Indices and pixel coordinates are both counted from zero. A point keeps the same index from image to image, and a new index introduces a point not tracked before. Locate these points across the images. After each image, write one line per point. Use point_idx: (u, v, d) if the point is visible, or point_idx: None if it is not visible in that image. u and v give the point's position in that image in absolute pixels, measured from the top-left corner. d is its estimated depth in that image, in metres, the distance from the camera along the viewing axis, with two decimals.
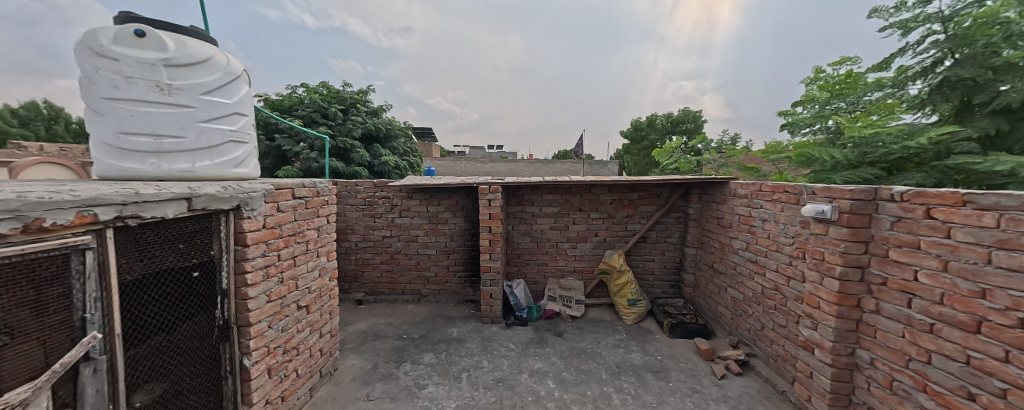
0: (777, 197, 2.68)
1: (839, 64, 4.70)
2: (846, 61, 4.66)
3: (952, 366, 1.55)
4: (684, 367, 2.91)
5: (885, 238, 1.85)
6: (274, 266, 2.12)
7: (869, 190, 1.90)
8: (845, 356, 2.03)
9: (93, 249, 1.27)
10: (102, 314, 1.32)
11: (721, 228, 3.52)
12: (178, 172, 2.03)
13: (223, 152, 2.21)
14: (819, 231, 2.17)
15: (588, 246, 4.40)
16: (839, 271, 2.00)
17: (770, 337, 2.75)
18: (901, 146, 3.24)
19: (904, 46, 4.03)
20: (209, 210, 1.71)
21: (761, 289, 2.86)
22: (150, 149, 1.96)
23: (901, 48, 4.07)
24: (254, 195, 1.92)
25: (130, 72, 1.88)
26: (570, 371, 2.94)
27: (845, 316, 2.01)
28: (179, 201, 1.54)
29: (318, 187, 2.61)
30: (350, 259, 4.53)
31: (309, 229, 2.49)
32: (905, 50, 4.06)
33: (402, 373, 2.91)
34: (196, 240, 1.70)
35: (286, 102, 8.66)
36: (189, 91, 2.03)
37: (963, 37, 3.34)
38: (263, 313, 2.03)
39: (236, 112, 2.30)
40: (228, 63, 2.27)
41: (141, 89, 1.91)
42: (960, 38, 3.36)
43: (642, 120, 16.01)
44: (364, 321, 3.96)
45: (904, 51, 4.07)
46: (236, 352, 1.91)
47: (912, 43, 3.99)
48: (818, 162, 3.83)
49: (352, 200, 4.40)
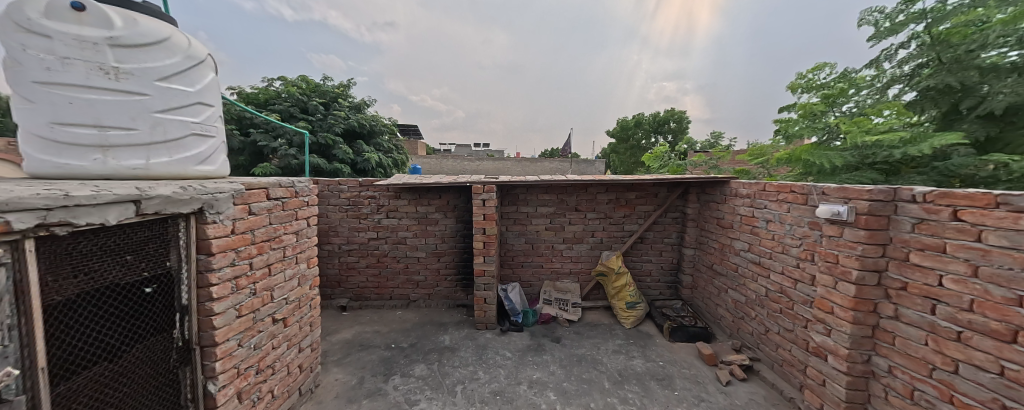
0: (782, 197, 2.61)
1: (816, 69, 4.70)
2: (822, 67, 4.66)
3: (982, 377, 1.51)
4: (688, 374, 2.82)
5: (905, 240, 1.78)
6: (246, 277, 1.87)
7: (888, 191, 1.82)
8: (861, 363, 1.97)
9: (6, 264, 1.00)
10: (20, 345, 1.04)
11: (721, 228, 3.45)
12: (129, 169, 1.76)
13: (183, 146, 1.94)
14: (832, 232, 2.10)
15: (584, 246, 4.28)
16: (856, 275, 1.93)
17: (775, 341, 2.69)
18: (902, 151, 3.20)
19: (890, 49, 4.06)
20: (164, 213, 1.45)
21: (765, 291, 2.79)
22: (93, 142, 1.67)
23: (886, 51, 4.09)
24: (220, 196, 1.67)
25: (66, 52, 1.57)
26: (571, 380, 2.80)
27: (861, 322, 1.94)
28: (124, 205, 1.27)
29: (297, 186, 2.36)
30: (333, 262, 4.25)
31: (287, 233, 2.24)
32: (890, 53, 4.09)
33: (391, 387, 2.69)
34: (149, 249, 1.43)
35: (262, 96, 8.16)
36: (141, 77, 1.76)
37: (950, 40, 3.38)
38: (232, 331, 1.78)
39: (199, 102, 2.04)
40: (190, 46, 2.00)
41: (81, 73, 1.61)
42: (944, 42, 3.40)
43: (630, 119, 16.08)
44: (349, 329, 3.70)
45: (888, 54, 4.10)
46: (199, 376, 1.66)
47: (897, 46, 4.02)
48: (817, 166, 3.82)
49: (335, 200, 4.12)
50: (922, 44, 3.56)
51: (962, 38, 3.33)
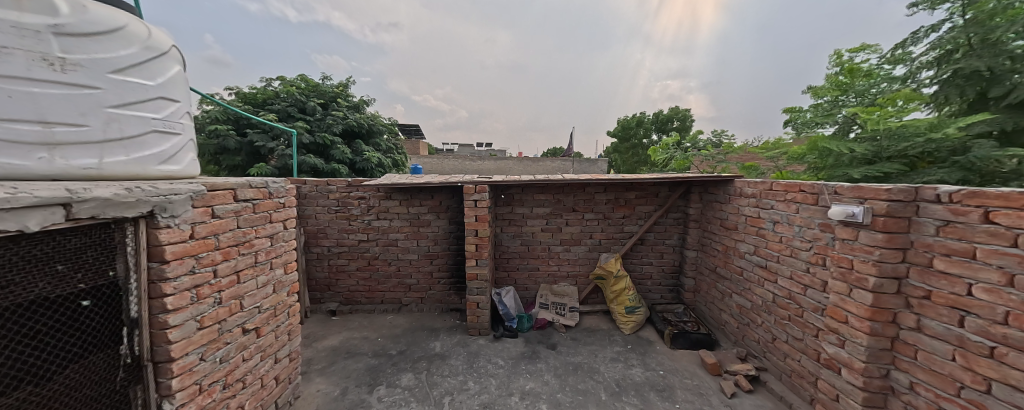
0: (790, 197, 2.44)
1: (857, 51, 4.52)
2: (864, 49, 4.48)
3: (1018, 399, 1.34)
4: (690, 384, 2.65)
5: (928, 245, 1.62)
6: (208, 286, 1.72)
7: (908, 190, 1.66)
8: (878, 378, 1.81)
9: None
10: None
11: (724, 229, 3.28)
12: (79, 169, 1.55)
13: (142, 144, 1.78)
14: (846, 236, 1.93)
15: (582, 248, 4.12)
16: (873, 283, 1.76)
17: (783, 350, 2.52)
18: (926, 139, 3.04)
19: (922, 32, 3.88)
20: (102, 218, 1.30)
21: (772, 297, 2.62)
22: (39, 139, 1.43)
23: (916, 34, 3.92)
24: (175, 198, 1.52)
25: (3, 40, 1.32)
26: (565, 391, 2.65)
27: (879, 333, 1.77)
28: (47, 209, 1.13)
29: (271, 187, 2.22)
30: (322, 265, 4.11)
31: (259, 237, 2.10)
32: (919, 37, 3.92)
33: (375, 399, 2.55)
34: (86, 258, 1.29)
35: (260, 95, 7.98)
36: (94, 69, 1.58)
37: (985, 23, 3.21)
38: (192, 344, 1.64)
39: (161, 97, 1.89)
40: (148, 36, 1.86)
41: (21, 64, 1.37)
42: (979, 23, 3.23)
43: (632, 118, 15.88)
44: (337, 335, 3.56)
45: (918, 37, 3.93)
46: (152, 395, 1.52)
47: (927, 29, 3.84)
48: (834, 156, 3.64)
49: (323, 201, 3.98)
50: (956, 27, 3.40)
51: (1001, 20, 3.14)
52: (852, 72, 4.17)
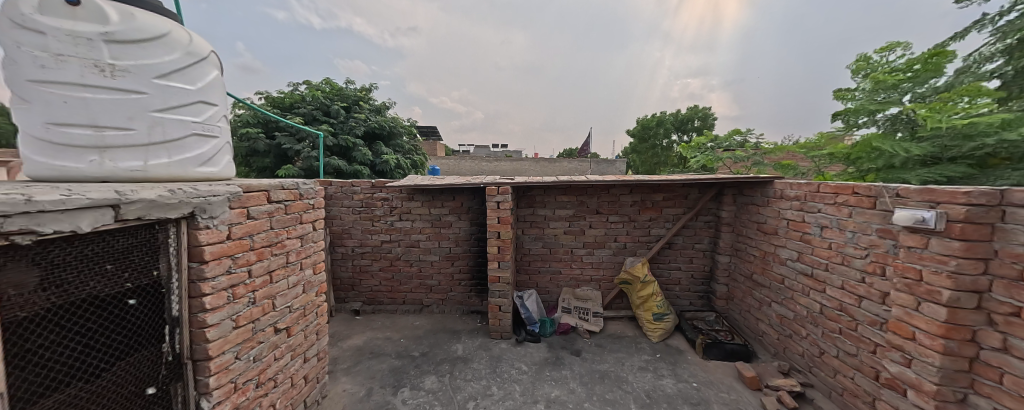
0: (842, 199, 2.25)
1: (886, 50, 4.12)
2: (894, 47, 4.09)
3: None
4: (727, 399, 2.50)
5: (1017, 255, 1.43)
6: (243, 285, 1.75)
7: (992, 193, 1.48)
8: (954, 403, 1.62)
9: None
10: None
11: (762, 234, 3.09)
12: (125, 171, 1.59)
13: (184, 147, 1.78)
14: (912, 243, 1.75)
15: (606, 252, 3.99)
16: (947, 296, 1.58)
17: (833, 365, 2.33)
18: (997, 139, 2.74)
19: (985, 19, 3.53)
20: (148, 219, 1.34)
21: (820, 307, 2.43)
22: (90, 143, 1.52)
23: (979, 21, 3.57)
24: (214, 200, 1.54)
25: (59, 49, 1.44)
26: (593, 400, 2.55)
27: (954, 353, 1.59)
28: (98, 210, 1.16)
29: (301, 188, 2.25)
30: (347, 265, 4.18)
31: (290, 237, 2.12)
32: (984, 23, 3.56)
33: (400, 401, 2.54)
34: (132, 258, 1.33)
35: (287, 100, 8.27)
36: (140, 74, 1.61)
37: None
38: (228, 343, 1.66)
39: (202, 101, 1.86)
40: (191, 42, 1.84)
41: (74, 70, 1.46)
42: None
43: (651, 118, 15.46)
44: (361, 335, 3.59)
45: (982, 24, 3.57)
46: (192, 393, 1.55)
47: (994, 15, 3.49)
48: (886, 158, 3.38)
49: (348, 202, 4.04)
50: None
51: None
52: (898, 66, 3.79)
